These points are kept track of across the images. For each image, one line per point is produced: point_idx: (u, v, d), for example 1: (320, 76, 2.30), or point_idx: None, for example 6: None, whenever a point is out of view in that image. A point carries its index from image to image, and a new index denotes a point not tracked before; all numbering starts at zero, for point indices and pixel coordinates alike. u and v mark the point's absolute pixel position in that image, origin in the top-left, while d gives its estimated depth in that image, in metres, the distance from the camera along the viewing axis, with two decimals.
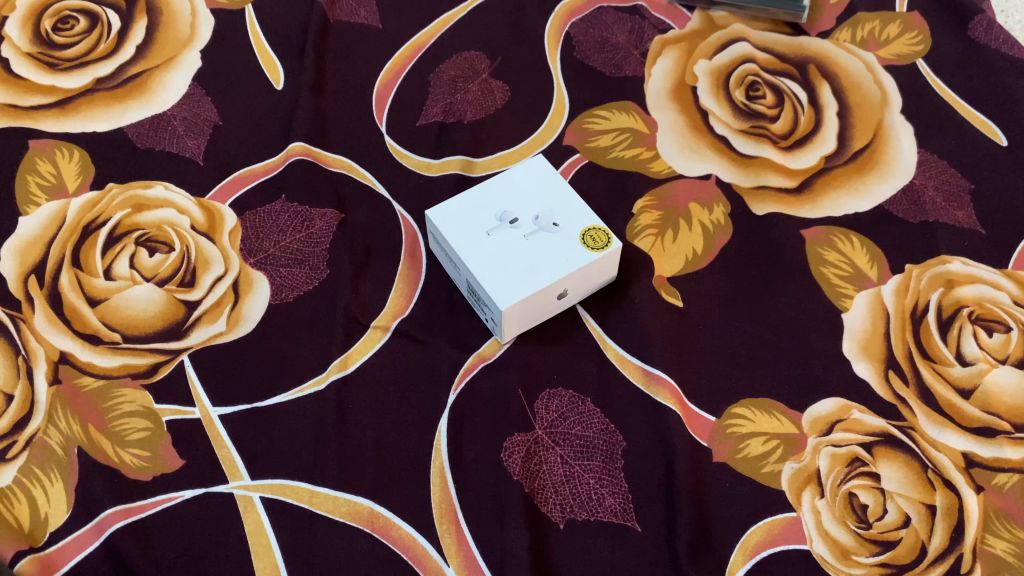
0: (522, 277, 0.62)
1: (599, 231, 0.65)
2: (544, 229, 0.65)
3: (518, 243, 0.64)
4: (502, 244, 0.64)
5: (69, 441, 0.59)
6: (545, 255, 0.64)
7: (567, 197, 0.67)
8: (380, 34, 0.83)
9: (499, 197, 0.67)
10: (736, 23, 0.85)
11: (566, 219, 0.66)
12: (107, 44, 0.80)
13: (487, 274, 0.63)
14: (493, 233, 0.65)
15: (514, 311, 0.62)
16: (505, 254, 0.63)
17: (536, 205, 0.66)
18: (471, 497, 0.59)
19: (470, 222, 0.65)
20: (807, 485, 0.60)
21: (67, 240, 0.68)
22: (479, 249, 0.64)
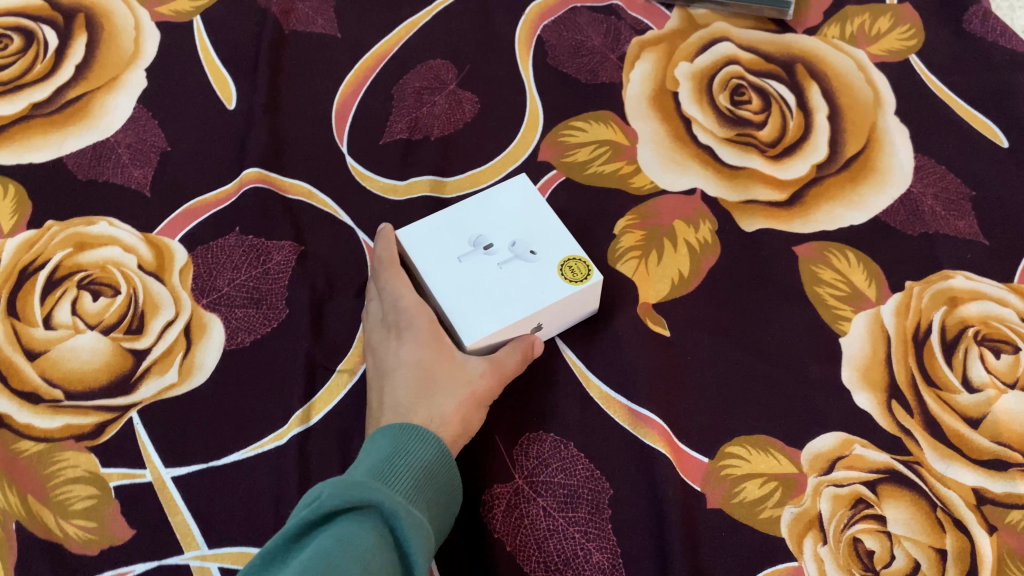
0: (494, 308, 0.57)
1: (579, 262, 0.60)
2: (521, 258, 0.60)
3: (491, 271, 0.59)
4: (473, 271, 0.59)
5: (6, 514, 0.54)
6: (520, 285, 0.59)
7: (547, 223, 0.62)
8: (339, 43, 0.78)
9: (475, 220, 0.62)
10: (718, 22, 0.80)
11: (545, 247, 0.60)
12: (43, 64, 0.74)
13: (456, 303, 0.58)
14: (465, 259, 0.60)
15: (483, 343, 0.57)
16: (474, 282, 0.58)
17: (513, 230, 0.62)
18: (449, 557, 0.55)
19: (442, 246, 0.60)
20: (809, 531, 0.56)
21: (3, 286, 0.62)
22: (449, 277, 0.59)
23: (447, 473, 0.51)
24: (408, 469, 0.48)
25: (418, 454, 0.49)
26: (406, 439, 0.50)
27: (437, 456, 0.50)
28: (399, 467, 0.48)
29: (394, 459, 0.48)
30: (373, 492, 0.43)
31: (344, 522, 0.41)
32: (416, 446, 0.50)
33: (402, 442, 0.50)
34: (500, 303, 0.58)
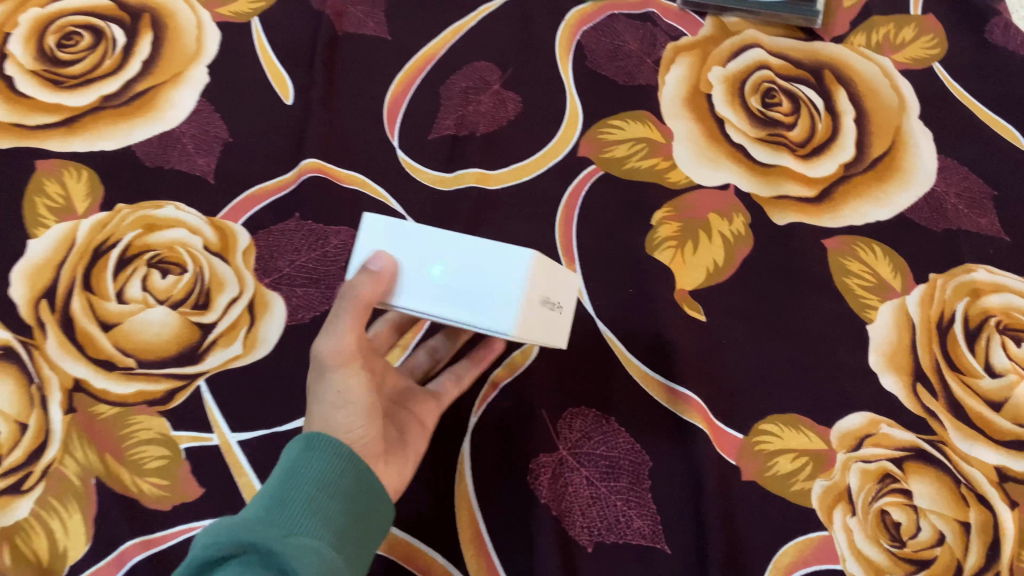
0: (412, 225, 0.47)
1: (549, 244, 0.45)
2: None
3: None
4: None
5: (85, 471, 0.58)
6: (460, 231, 0.46)
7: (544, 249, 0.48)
8: (389, 44, 0.82)
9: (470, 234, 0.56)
10: (749, 29, 0.83)
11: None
12: (112, 60, 0.78)
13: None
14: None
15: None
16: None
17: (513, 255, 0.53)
18: (498, 522, 0.59)
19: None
20: (838, 503, 0.59)
21: (78, 263, 0.66)
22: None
23: (359, 477, 0.47)
24: (313, 481, 0.45)
25: (322, 465, 0.46)
26: (309, 451, 0.46)
27: (343, 460, 0.47)
28: (297, 487, 0.45)
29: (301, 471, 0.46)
30: (245, 533, 0.41)
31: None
32: (320, 457, 0.47)
33: (306, 457, 0.46)
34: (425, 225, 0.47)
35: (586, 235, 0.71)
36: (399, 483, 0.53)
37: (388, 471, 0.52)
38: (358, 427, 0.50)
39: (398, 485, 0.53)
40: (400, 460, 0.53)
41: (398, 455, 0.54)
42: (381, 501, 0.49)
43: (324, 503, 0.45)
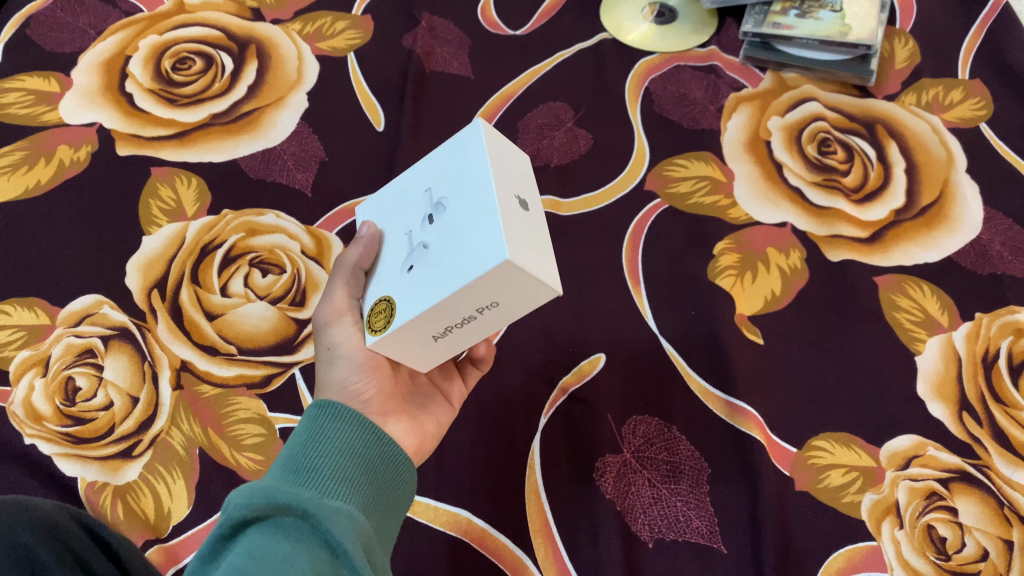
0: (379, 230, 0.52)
1: (376, 309, 0.48)
2: (399, 269, 0.48)
3: (404, 219, 0.50)
4: (408, 195, 0.50)
5: (190, 441, 0.64)
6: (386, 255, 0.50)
7: (439, 279, 0.43)
8: (472, 83, 0.88)
9: (456, 169, 0.46)
10: (806, 84, 0.88)
11: (417, 280, 0.45)
12: (221, 83, 0.85)
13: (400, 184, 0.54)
14: (427, 180, 0.49)
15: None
16: (398, 206, 0.51)
17: (455, 224, 0.44)
18: (565, 515, 0.63)
19: (439, 161, 0.49)
20: (887, 516, 0.63)
21: (186, 259, 0.72)
22: (411, 177, 0.51)
23: (380, 448, 0.48)
24: (336, 450, 0.46)
25: (340, 435, 0.47)
26: (332, 422, 0.47)
27: (361, 431, 0.47)
28: (319, 457, 0.45)
29: (319, 440, 0.46)
30: (276, 494, 0.41)
31: (254, 533, 0.40)
32: (335, 427, 0.47)
33: (324, 427, 0.47)
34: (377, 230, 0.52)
35: (651, 260, 0.76)
36: (414, 439, 0.56)
37: (399, 427, 0.55)
38: (354, 377, 0.52)
39: (414, 441, 0.56)
40: (410, 416, 0.57)
41: (409, 414, 0.57)
42: (404, 472, 0.49)
43: (346, 471, 0.45)
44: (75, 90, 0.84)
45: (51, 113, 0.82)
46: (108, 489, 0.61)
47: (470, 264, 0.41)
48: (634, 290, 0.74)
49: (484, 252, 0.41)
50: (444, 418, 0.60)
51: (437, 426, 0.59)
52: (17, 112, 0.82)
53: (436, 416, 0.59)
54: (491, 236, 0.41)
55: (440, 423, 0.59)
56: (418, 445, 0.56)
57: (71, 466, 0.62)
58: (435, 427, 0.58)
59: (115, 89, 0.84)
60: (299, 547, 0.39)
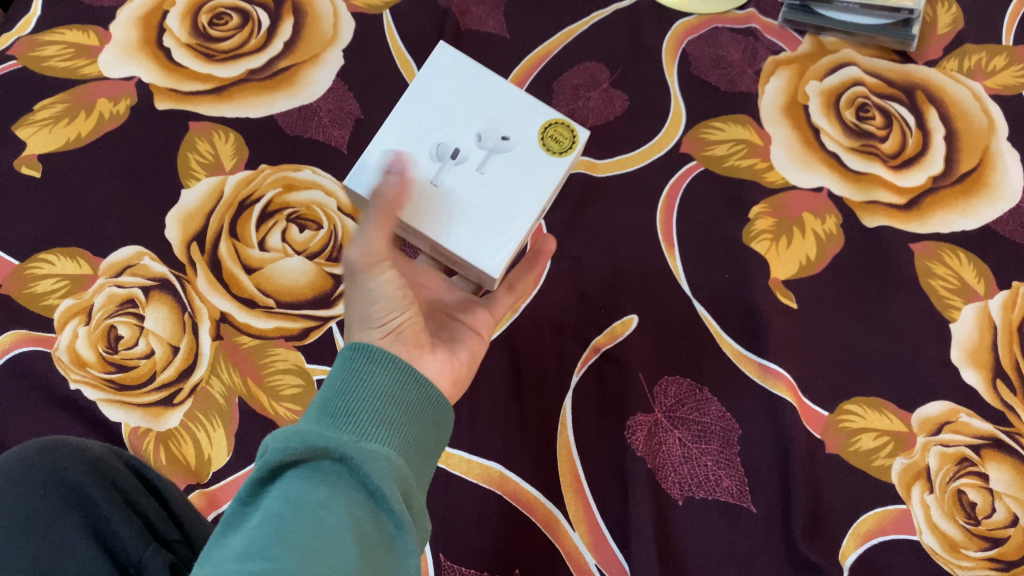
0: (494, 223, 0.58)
1: (558, 132, 0.62)
2: (496, 146, 0.60)
3: (468, 186, 0.59)
4: (442, 199, 0.58)
5: (230, 391, 0.66)
6: (511, 179, 0.59)
7: (490, 99, 0.62)
8: (507, 44, 0.85)
9: (397, 165, 0.59)
10: (846, 48, 0.84)
11: (512, 128, 0.61)
12: (257, 40, 0.82)
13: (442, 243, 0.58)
14: (414, 180, 0.58)
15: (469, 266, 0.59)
16: (448, 209, 0.58)
17: (451, 123, 0.61)
18: (596, 472, 0.64)
19: (399, 180, 0.58)
20: (917, 480, 0.64)
21: (225, 213, 0.73)
22: (418, 205, 0.58)
23: (416, 389, 0.47)
24: (373, 393, 0.45)
25: (377, 377, 0.46)
26: (368, 365, 0.46)
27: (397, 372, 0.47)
28: (355, 399, 0.45)
29: (356, 381, 0.46)
30: (312, 437, 0.41)
31: (291, 478, 0.40)
32: (372, 367, 0.46)
33: (359, 369, 0.46)
34: (502, 211, 0.58)
35: (687, 224, 0.75)
36: (452, 370, 0.56)
37: (439, 358, 0.55)
38: (398, 314, 0.52)
39: (452, 373, 0.56)
40: (444, 348, 0.57)
41: (442, 346, 0.57)
42: (440, 412, 0.49)
43: (382, 413, 0.45)
44: (114, 44, 0.82)
45: (91, 67, 0.80)
46: (151, 435, 0.64)
47: (468, 76, 0.62)
48: (668, 253, 0.74)
49: (455, 76, 0.62)
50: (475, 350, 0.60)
51: (469, 359, 0.59)
52: (59, 65, 0.80)
53: (470, 349, 0.59)
54: (427, 84, 0.61)
55: (472, 358, 0.59)
56: (456, 376, 0.56)
57: (115, 412, 0.65)
58: (467, 360, 0.58)
59: (153, 43, 0.82)
60: (336, 491, 0.40)
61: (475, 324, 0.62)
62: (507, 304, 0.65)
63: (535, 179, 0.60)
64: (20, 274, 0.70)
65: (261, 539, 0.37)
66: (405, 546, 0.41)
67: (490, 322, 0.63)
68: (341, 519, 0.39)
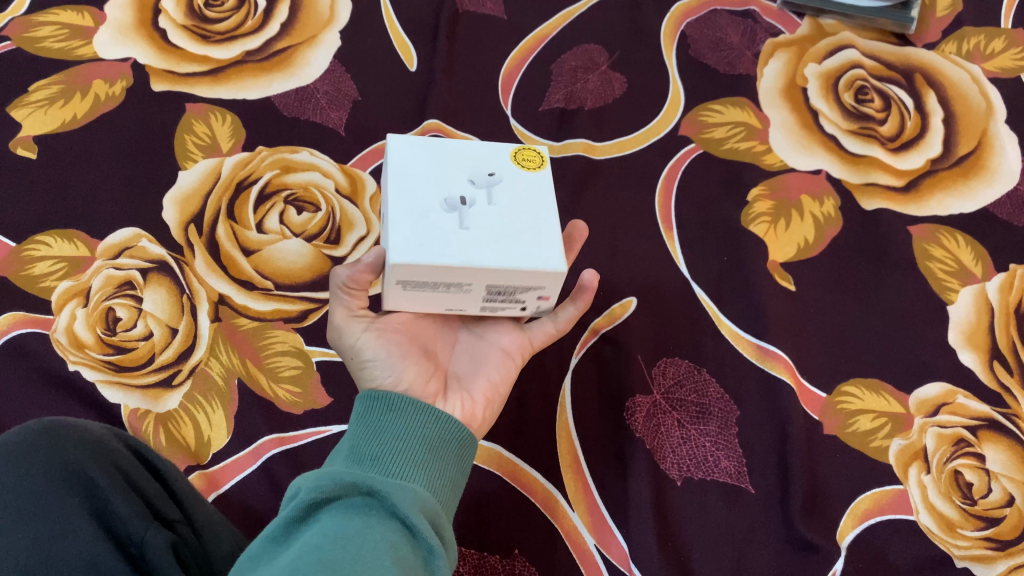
0: (538, 233, 0.50)
1: (524, 152, 0.55)
2: (488, 177, 0.52)
3: (495, 219, 0.50)
4: (480, 235, 0.49)
5: (229, 372, 0.66)
6: (524, 200, 0.52)
7: (457, 150, 0.54)
8: (506, 25, 0.85)
9: (417, 231, 0.48)
10: (844, 31, 0.84)
11: (488, 165, 0.53)
12: (254, 20, 0.81)
13: (502, 274, 0.49)
14: (441, 235, 0.49)
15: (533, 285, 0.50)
16: (494, 239, 0.49)
17: (438, 182, 0.51)
18: (595, 454, 0.65)
19: (430, 241, 0.48)
20: (914, 461, 0.65)
21: (222, 195, 0.73)
22: (463, 250, 0.48)
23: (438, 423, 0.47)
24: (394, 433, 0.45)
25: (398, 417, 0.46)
26: (386, 411, 0.46)
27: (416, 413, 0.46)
28: (378, 442, 0.44)
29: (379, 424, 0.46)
30: (342, 475, 0.41)
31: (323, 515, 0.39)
32: (392, 409, 0.46)
33: (377, 415, 0.46)
34: (536, 220, 0.51)
35: (685, 206, 0.75)
36: (464, 414, 0.51)
37: (448, 405, 0.51)
38: (390, 373, 0.50)
39: (465, 417, 0.51)
40: (457, 390, 0.52)
41: (455, 389, 0.52)
42: (467, 445, 0.48)
43: (405, 453, 0.44)
44: (109, 25, 0.81)
45: (86, 47, 0.80)
46: (150, 416, 0.64)
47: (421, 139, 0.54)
48: (666, 236, 0.74)
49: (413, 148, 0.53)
50: (499, 383, 0.55)
51: (490, 396, 0.54)
52: (52, 46, 0.80)
53: (489, 385, 0.54)
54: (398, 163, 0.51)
55: (494, 396, 0.54)
56: (470, 420, 0.51)
57: (114, 393, 0.65)
58: (487, 398, 0.53)
59: (149, 25, 0.81)
60: (373, 521, 0.39)
61: (507, 350, 0.56)
62: (548, 333, 0.58)
63: (540, 182, 0.53)
64: (17, 255, 0.69)
65: (302, 567, 0.35)
66: (440, 573, 0.40)
67: (526, 346, 0.57)
68: (381, 545, 0.37)
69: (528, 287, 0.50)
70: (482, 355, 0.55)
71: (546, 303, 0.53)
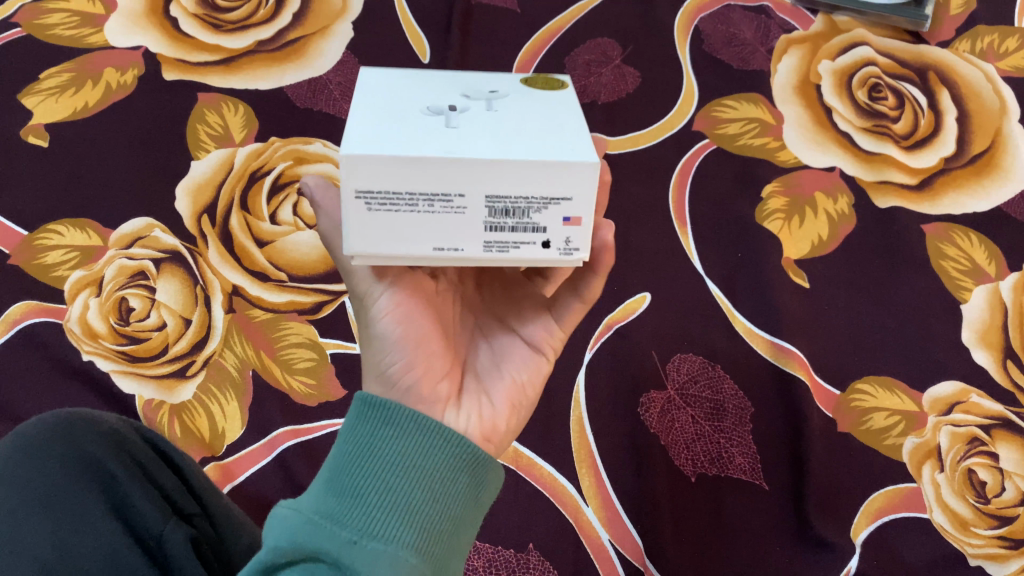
0: (555, 137, 0.37)
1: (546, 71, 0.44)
2: (484, 90, 0.41)
3: (497, 123, 0.38)
4: (471, 131, 0.37)
5: (243, 363, 0.66)
6: (539, 108, 0.40)
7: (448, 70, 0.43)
8: (518, 18, 0.83)
9: (391, 125, 0.37)
10: (859, 28, 0.83)
11: (492, 83, 0.42)
12: (266, 10, 0.79)
13: (505, 174, 0.35)
14: (418, 130, 0.37)
15: (553, 199, 0.36)
16: (491, 133, 0.37)
17: (427, 92, 0.40)
18: (609, 450, 0.65)
19: (405, 133, 0.36)
20: (928, 459, 0.65)
21: (235, 186, 0.72)
22: (449, 143, 0.36)
23: (444, 451, 0.40)
24: (391, 461, 0.38)
25: (398, 441, 0.39)
26: (384, 425, 0.40)
27: (419, 435, 0.39)
28: (369, 473, 0.38)
29: (375, 446, 0.39)
30: (308, 535, 0.35)
31: None
32: (392, 429, 0.39)
33: (373, 427, 0.39)
34: (555, 126, 0.38)
35: (699, 202, 0.75)
36: (480, 424, 0.44)
37: (460, 413, 0.44)
38: (400, 360, 0.42)
39: (482, 428, 0.44)
40: (473, 394, 0.45)
41: (472, 393, 0.45)
42: (477, 470, 0.41)
43: (397, 492, 0.37)
44: (121, 12, 0.79)
45: (97, 35, 0.78)
46: (165, 407, 0.64)
47: (408, 74, 0.43)
48: (680, 232, 0.73)
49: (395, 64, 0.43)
50: (527, 384, 0.47)
51: (515, 399, 0.47)
52: (63, 33, 0.78)
53: (513, 387, 0.47)
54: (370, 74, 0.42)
55: (518, 401, 0.47)
56: (488, 432, 0.44)
57: (128, 383, 0.65)
58: (511, 403, 0.46)
59: (160, 12, 0.79)
60: None
61: (540, 344, 0.48)
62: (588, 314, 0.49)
63: (557, 105, 0.41)
64: (30, 244, 0.69)
65: None
66: None
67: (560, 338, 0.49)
68: None
69: (544, 198, 0.36)
70: (505, 352, 0.48)
71: (578, 243, 0.38)
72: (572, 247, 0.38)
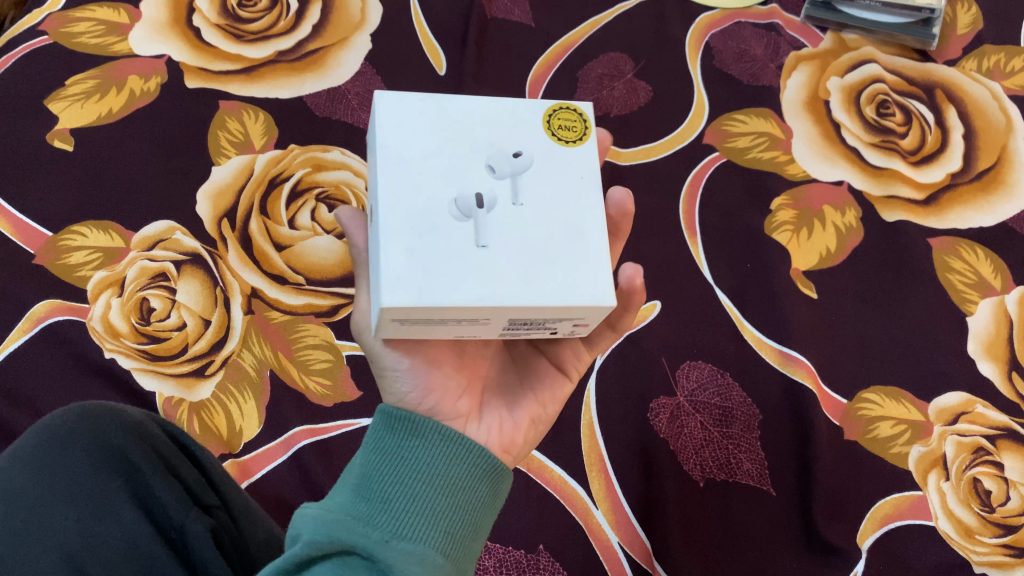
0: (571, 251, 0.43)
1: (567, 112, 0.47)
2: (507, 163, 0.44)
3: (522, 230, 0.43)
4: (501, 249, 0.42)
5: (261, 364, 0.67)
6: (556, 189, 0.45)
7: (470, 123, 0.45)
8: (533, 32, 0.85)
9: (426, 248, 0.41)
10: (868, 45, 0.84)
11: (513, 142, 0.45)
12: (286, 21, 0.82)
13: (529, 310, 0.41)
14: (452, 249, 0.41)
15: (568, 317, 0.43)
16: (517, 254, 0.42)
17: (454, 173, 0.44)
18: (619, 454, 0.66)
19: (440, 259, 0.41)
20: (933, 468, 0.66)
21: (255, 191, 0.74)
22: (481, 279, 0.41)
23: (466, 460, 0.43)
24: (417, 468, 0.42)
25: (423, 450, 0.42)
26: (410, 435, 0.43)
27: (440, 442, 0.43)
28: (397, 477, 0.41)
29: (401, 454, 0.42)
30: (342, 532, 0.38)
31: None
32: (417, 439, 0.43)
33: (399, 438, 0.43)
34: (574, 231, 0.43)
35: (709, 214, 0.76)
36: (500, 436, 0.47)
37: (481, 425, 0.47)
38: (416, 387, 0.45)
39: (502, 439, 0.47)
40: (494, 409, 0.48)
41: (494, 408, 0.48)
42: (495, 481, 0.44)
43: (422, 495, 0.41)
44: (144, 22, 0.81)
45: (121, 43, 0.80)
46: (185, 405, 0.65)
47: (435, 123, 0.45)
48: (691, 242, 0.75)
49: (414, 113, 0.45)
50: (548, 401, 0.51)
51: (535, 413, 0.50)
52: (88, 41, 0.80)
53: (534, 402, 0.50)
54: (398, 141, 0.43)
55: (539, 414, 0.50)
56: (507, 444, 0.47)
57: (149, 381, 0.66)
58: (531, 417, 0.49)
59: (183, 22, 0.81)
60: None
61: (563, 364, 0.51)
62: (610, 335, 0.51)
63: (578, 179, 0.45)
64: (54, 245, 0.70)
65: None
66: None
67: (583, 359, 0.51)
68: None
69: (560, 319, 0.43)
70: (530, 370, 0.51)
71: (583, 328, 0.46)
72: (581, 330, 0.46)
